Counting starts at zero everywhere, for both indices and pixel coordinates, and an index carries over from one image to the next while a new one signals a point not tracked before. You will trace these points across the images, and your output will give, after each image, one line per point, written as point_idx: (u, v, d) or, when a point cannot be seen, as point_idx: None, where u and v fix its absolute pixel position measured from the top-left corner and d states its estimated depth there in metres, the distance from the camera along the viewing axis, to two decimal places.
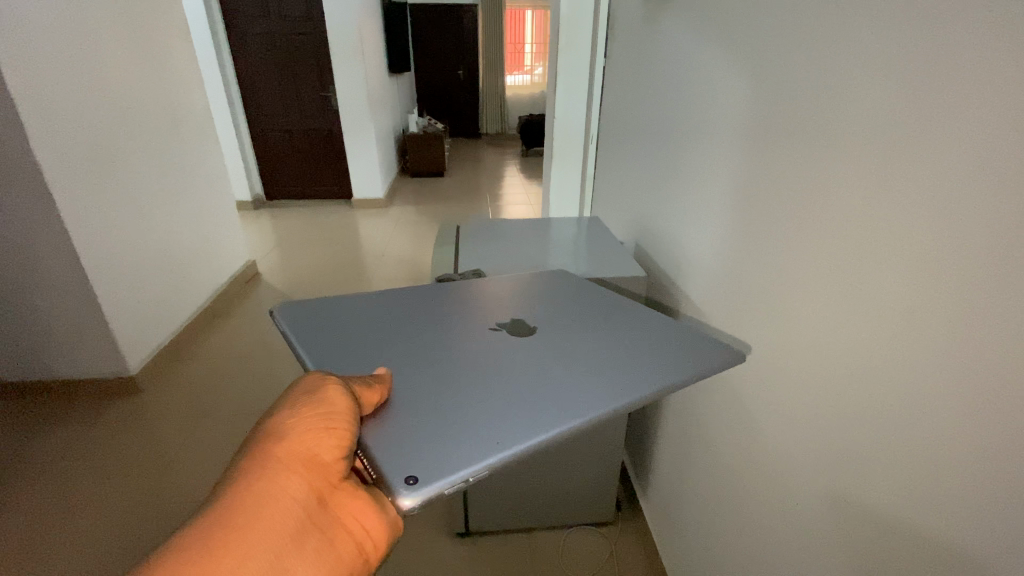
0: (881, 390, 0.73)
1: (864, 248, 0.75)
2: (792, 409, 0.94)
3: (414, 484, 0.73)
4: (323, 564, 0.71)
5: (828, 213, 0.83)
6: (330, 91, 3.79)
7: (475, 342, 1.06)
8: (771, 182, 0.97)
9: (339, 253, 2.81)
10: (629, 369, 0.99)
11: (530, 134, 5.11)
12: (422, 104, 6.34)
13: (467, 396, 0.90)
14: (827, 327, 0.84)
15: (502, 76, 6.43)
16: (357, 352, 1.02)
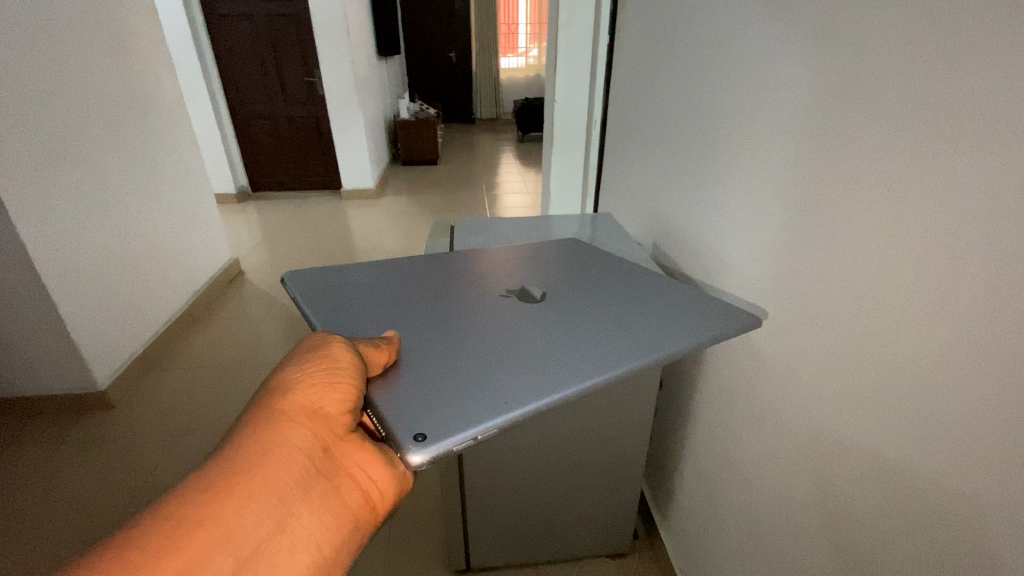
0: (895, 342, 0.69)
1: (873, 192, 0.70)
2: (803, 380, 0.89)
3: (423, 440, 0.68)
4: (329, 510, 0.72)
5: (833, 162, 0.77)
6: (315, 75, 3.63)
7: (478, 308, 1.00)
8: (773, 138, 0.91)
9: (329, 244, 2.71)
10: (645, 331, 0.92)
11: (527, 119, 4.96)
12: (414, 89, 6.19)
13: (472, 362, 0.84)
14: (835, 280, 0.78)
15: (496, 58, 6.21)
16: (362, 315, 0.96)
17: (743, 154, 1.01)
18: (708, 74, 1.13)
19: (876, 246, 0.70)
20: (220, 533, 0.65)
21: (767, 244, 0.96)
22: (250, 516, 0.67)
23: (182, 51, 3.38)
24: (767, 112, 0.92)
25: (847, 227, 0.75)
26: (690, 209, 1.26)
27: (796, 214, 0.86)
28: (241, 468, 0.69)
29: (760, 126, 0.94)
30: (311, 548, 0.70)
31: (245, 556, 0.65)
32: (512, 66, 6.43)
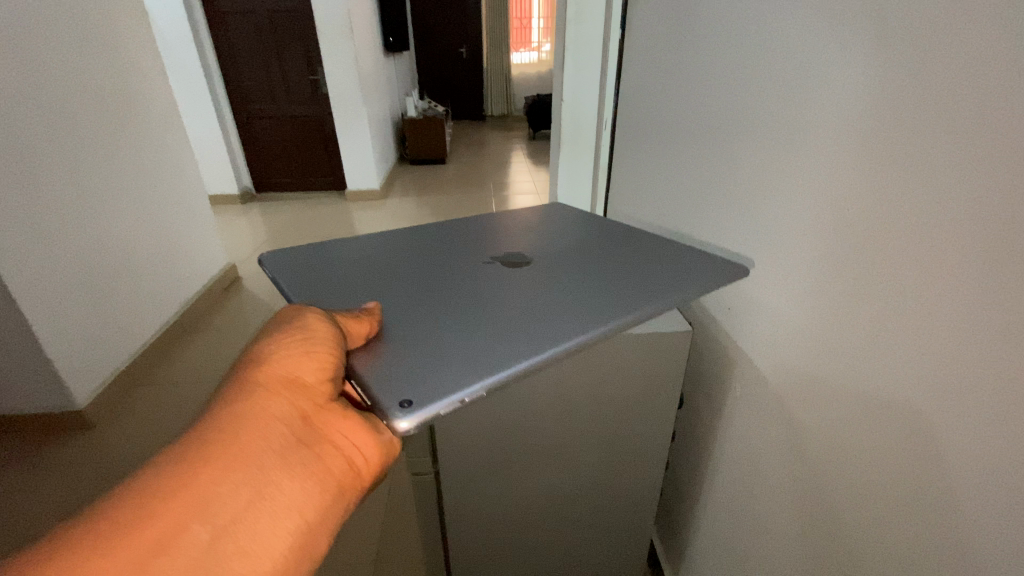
0: (922, 319, 0.54)
1: (895, 129, 0.56)
2: (812, 378, 0.74)
3: (413, 405, 0.56)
4: (312, 483, 0.58)
5: (843, 108, 0.63)
6: (319, 73, 3.57)
7: (484, 267, 0.85)
8: (768, 97, 0.76)
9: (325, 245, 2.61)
10: (654, 288, 0.79)
11: (537, 116, 4.84)
12: (423, 85, 6.10)
13: (461, 320, 0.71)
14: (849, 246, 0.64)
15: (507, 54, 6.09)
16: (338, 279, 0.83)
17: (736, 135, 0.85)
18: (679, 50, 1.00)
19: (898, 195, 0.56)
20: (184, 515, 0.52)
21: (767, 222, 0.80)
22: (217, 494, 0.54)
23: (178, 47, 3.20)
24: (760, 75, 0.78)
25: (863, 177, 0.61)
26: (668, 204, 1.12)
27: (799, 178, 0.72)
28: (209, 440, 0.57)
29: (753, 93, 0.80)
30: (294, 529, 0.56)
31: (214, 540, 0.53)
32: (524, 62, 6.30)
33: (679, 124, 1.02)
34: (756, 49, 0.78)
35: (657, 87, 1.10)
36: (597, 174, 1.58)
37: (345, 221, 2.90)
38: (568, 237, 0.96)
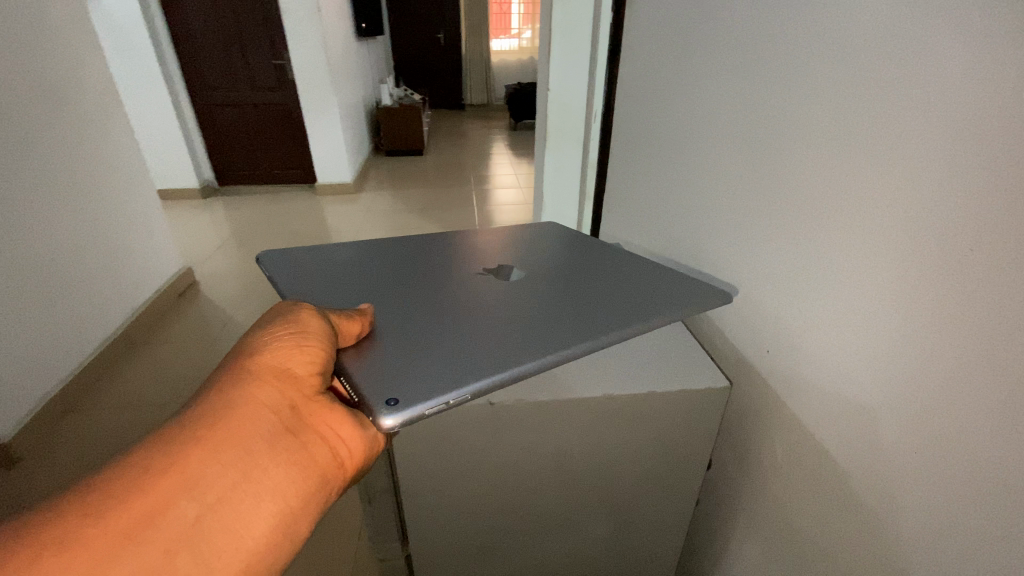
0: (895, 345, 0.43)
1: (862, 103, 0.44)
2: (779, 422, 0.61)
3: (402, 401, 0.46)
4: (299, 470, 0.47)
5: (800, 89, 0.51)
6: (285, 57, 2.87)
7: (463, 276, 0.71)
8: (730, 96, 0.62)
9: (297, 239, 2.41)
10: (671, 292, 0.67)
11: (519, 105, 4.69)
12: (399, 71, 5.87)
13: (455, 319, 0.60)
14: (819, 253, 0.51)
15: (487, 41, 5.91)
16: (324, 272, 0.71)
17: (690, 138, 0.72)
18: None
19: (858, 184, 0.45)
20: (168, 491, 0.42)
21: (720, 242, 0.68)
22: (207, 472, 0.44)
23: (123, 27, 2.56)
24: (707, 75, 0.66)
25: (816, 171, 0.50)
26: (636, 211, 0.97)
27: (757, 186, 0.59)
28: (198, 416, 0.46)
29: (709, 90, 0.66)
30: (276, 519, 0.45)
31: (200, 520, 0.42)
32: (505, 49, 6.13)
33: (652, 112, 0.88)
34: (712, 32, 0.64)
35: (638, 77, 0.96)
36: (586, 171, 1.48)
37: (317, 217, 2.70)
38: (546, 249, 0.82)
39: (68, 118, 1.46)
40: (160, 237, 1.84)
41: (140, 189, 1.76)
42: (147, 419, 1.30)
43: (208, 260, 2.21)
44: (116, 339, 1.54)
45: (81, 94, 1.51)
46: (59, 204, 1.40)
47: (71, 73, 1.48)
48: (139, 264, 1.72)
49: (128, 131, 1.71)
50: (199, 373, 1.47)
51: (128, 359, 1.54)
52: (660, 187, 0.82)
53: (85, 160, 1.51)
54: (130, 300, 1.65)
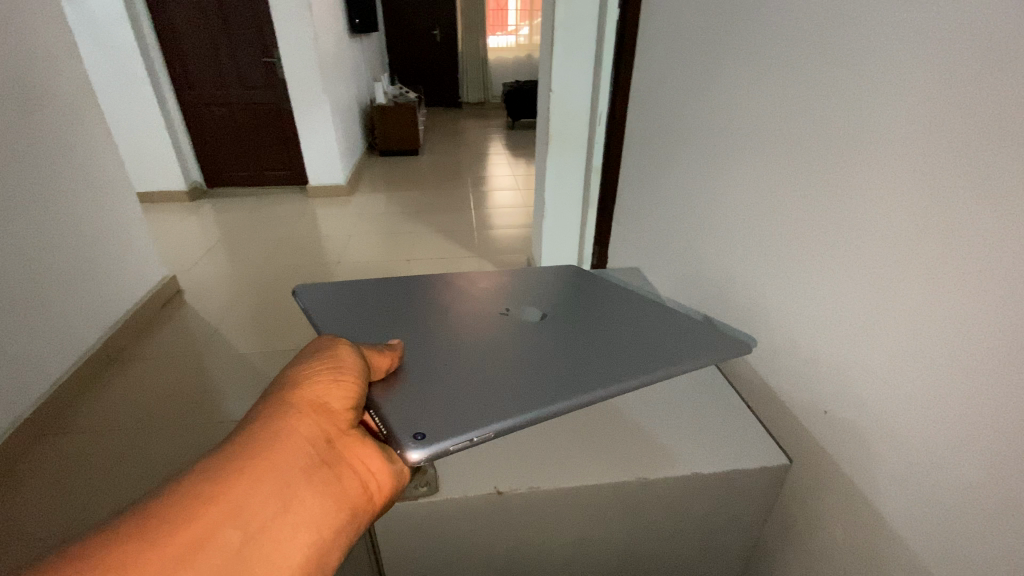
0: (963, 399, 0.40)
1: (939, 134, 0.40)
2: (817, 471, 0.57)
3: (429, 435, 0.44)
4: (333, 502, 0.44)
5: (868, 115, 0.47)
6: (275, 54, 2.79)
7: (471, 305, 0.66)
8: (784, 114, 0.58)
9: (288, 244, 2.33)
10: (683, 325, 0.64)
11: (517, 104, 4.61)
12: (394, 68, 5.78)
13: (475, 349, 0.57)
14: (875, 292, 0.47)
15: (484, 38, 5.81)
16: (342, 295, 0.66)
17: (738, 157, 0.67)
18: (684, 37, 0.79)
19: (927, 221, 0.42)
20: (209, 520, 0.38)
21: (765, 274, 0.63)
22: (247, 502, 0.40)
23: (104, 23, 2.46)
24: (767, 83, 0.60)
25: (878, 204, 0.46)
26: (660, 228, 0.91)
27: (809, 215, 0.55)
28: (237, 443, 0.43)
29: (766, 105, 0.61)
30: (310, 553, 0.42)
31: (242, 550, 0.39)
32: (501, 45, 6.04)
33: (677, 127, 0.82)
34: (772, 50, 0.59)
35: (658, 83, 0.90)
36: (590, 176, 1.42)
37: (308, 221, 2.62)
38: (551, 276, 0.78)
39: (42, 121, 1.37)
40: (145, 245, 1.76)
41: (123, 195, 1.68)
42: (133, 453, 1.21)
43: (195, 266, 2.13)
44: (94, 355, 1.46)
45: (56, 95, 1.43)
46: (34, 214, 1.32)
47: (46, 73, 1.40)
48: (122, 275, 1.64)
49: (108, 134, 1.63)
50: (188, 395, 1.39)
51: (110, 380, 1.45)
52: (701, 206, 0.77)
53: (62, 166, 1.43)
54: (113, 312, 1.58)
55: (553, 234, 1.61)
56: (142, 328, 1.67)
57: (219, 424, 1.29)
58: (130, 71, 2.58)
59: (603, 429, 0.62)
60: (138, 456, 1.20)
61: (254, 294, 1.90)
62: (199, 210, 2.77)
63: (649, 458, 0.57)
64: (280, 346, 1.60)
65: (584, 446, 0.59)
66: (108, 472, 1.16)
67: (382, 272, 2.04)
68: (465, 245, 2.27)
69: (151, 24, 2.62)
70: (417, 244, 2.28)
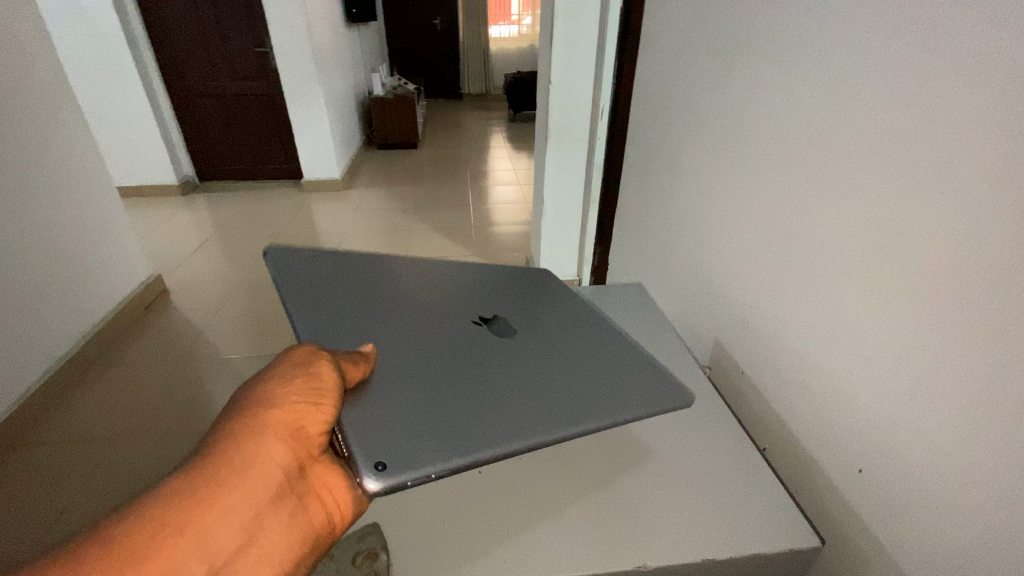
0: (1000, 453, 0.34)
1: (989, 138, 0.33)
2: (818, 516, 0.50)
3: (391, 466, 0.38)
4: (298, 535, 0.38)
5: (899, 117, 0.40)
6: (269, 44, 2.72)
7: (455, 308, 0.58)
8: (799, 115, 0.50)
9: (281, 241, 2.28)
10: (674, 354, 0.58)
11: (518, 96, 4.52)
12: (393, 59, 5.69)
13: (455, 362, 0.49)
14: (901, 316, 0.40)
15: (485, 28, 5.71)
16: (318, 279, 0.58)
17: (742, 161, 0.60)
18: (690, 28, 0.72)
19: (974, 239, 0.34)
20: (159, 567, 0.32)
21: (764, 290, 0.56)
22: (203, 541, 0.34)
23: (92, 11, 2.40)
24: (780, 76, 0.53)
25: (908, 216, 0.39)
26: (660, 234, 0.85)
27: (822, 227, 0.48)
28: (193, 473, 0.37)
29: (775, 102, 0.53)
30: None
31: None
32: (504, 35, 5.93)
33: (679, 125, 0.75)
34: (786, 39, 0.52)
35: (663, 77, 0.83)
36: (593, 174, 1.36)
37: (302, 217, 2.55)
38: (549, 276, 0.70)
39: (10, 115, 1.31)
40: (129, 243, 1.71)
41: (103, 192, 1.62)
42: (107, 466, 1.16)
43: (184, 263, 2.07)
44: (73, 360, 1.42)
45: (28, 88, 1.36)
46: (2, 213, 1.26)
47: (16, 64, 1.34)
48: (102, 274, 1.59)
49: (87, 128, 1.57)
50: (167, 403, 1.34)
51: (89, 386, 1.40)
52: (698, 213, 0.70)
53: (34, 161, 1.37)
54: (91, 314, 1.52)
55: (552, 234, 1.55)
56: (124, 331, 1.62)
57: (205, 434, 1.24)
58: (118, 60, 2.51)
59: (584, 475, 0.47)
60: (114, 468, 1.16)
61: (244, 294, 1.85)
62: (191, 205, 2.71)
63: (651, 537, 0.42)
64: (266, 350, 1.54)
65: (562, 505, 0.45)
66: (78, 489, 1.11)
67: None
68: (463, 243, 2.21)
69: (140, 12, 2.55)
70: (414, 242, 2.22)
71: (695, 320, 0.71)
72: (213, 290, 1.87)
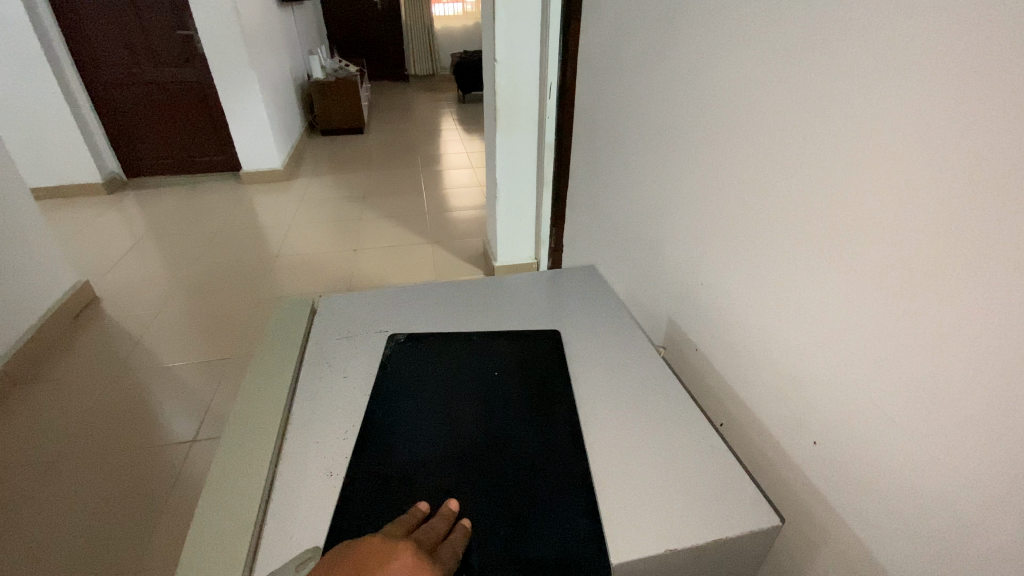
0: (943, 415, 0.33)
1: (923, 99, 0.32)
2: (769, 486, 0.50)
3: (295, 440, 0.40)
4: None
5: (832, 82, 0.39)
6: (193, 26, 2.53)
7: (524, 325, 0.53)
8: (740, 82, 0.49)
9: (222, 237, 2.16)
10: (623, 335, 0.52)
11: (467, 76, 4.41)
12: (333, 41, 5.46)
13: (433, 379, 0.45)
14: (828, 290, 0.41)
15: (428, 6, 5.50)
16: (597, 372, 0.47)
17: (687, 136, 0.58)
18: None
19: (890, 209, 0.35)
20: None
21: (712, 268, 0.55)
22: None
23: None
24: (723, 44, 0.51)
25: (832, 188, 0.39)
26: (609, 213, 0.83)
27: (764, 205, 0.47)
28: None
29: (716, 71, 0.52)
30: None
31: None
32: (449, 13, 5.72)
33: (624, 104, 0.74)
34: (725, 5, 0.50)
35: (605, 51, 0.81)
36: (544, 154, 1.33)
37: (243, 210, 2.42)
38: (581, 280, 0.61)
39: None
40: (46, 249, 1.56)
41: (12, 194, 1.47)
42: (34, 499, 1.07)
43: (116, 267, 1.93)
44: None
45: None
46: None
47: None
48: (18, 287, 1.45)
49: None
50: (104, 420, 1.25)
51: (9, 411, 1.28)
52: (649, 189, 0.68)
53: None
54: (8, 330, 1.39)
55: (508, 218, 1.52)
56: (49, 346, 1.49)
57: (154, 449, 1.17)
58: (19, 47, 2.27)
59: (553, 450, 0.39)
60: (43, 502, 1.06)
61: (184, 296, 1.75)
62: (119, 204, 2.51)
63: (628, 522, 0.34)
64: (214, 354, 1.47)
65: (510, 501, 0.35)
66: (9, 523, 1.02)
67: (329, 265, 1.90)
68: (417, 231, 2.15)
69: None
70: (366, 230, 2.15)
71: (652, 300, 0.69)
72: (151, 294, 1.76)
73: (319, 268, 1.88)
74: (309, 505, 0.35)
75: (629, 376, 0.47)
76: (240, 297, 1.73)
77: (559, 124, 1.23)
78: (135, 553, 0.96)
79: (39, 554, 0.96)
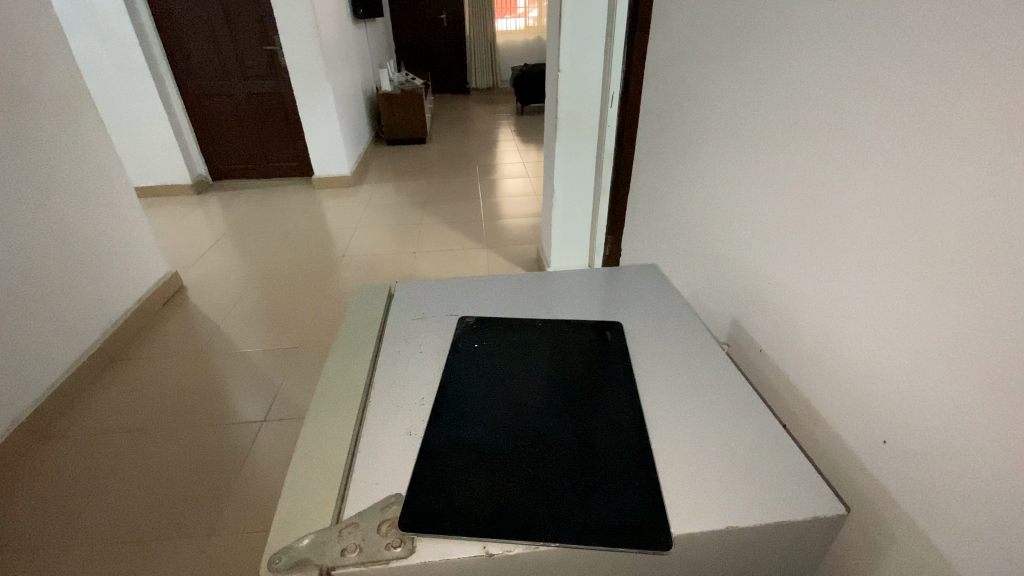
0: (1008, 413, 0.32)
1: (986, 95, 0.32)
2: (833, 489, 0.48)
3: (373, 403, 0.43)
4: None
5: (897, 78, 0.38)
6: (277, 43, 2.74)
7: (584, 314, 0.54)
8: (801, 84, 0.49)
9: (292, 236, 2.31)
10: (686, 327, 0.52)
11: (527, 88, 4.48)
12: (401, 57, 5.72)
13: (500, 357, 0.47)
14: (891, 288, 0.40)
15: (491, 22, 5.63)
16: (657, 359, 0.48)
17: (750, 140, 0.58)
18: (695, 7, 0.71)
19: (950, 204, 0.35)
20: None
21: (775, 269, 0.55)
22: None
23: (104, 15, 2.43)
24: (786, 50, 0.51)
25: (892, 185, 0.39)
26: (671, 215, 0.83)
27: (824, 204, 0.47)
28: None
29: (780, 75, 0.52)
30: None
31: None
32: (511, 29, 5.83)
33: (688, 110, 0.75)
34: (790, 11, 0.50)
35: (667, 58, 0.81)
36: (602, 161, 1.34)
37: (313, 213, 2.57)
38: (642, 276, 0.62)
39: (17, 112, 1.31)
40: (143, 241, 1.73)
41: (118, 191, 1.64)
42: (124, 464, 1.18)
43: (200, 260, 2.11)
44: (92, 356, 1.45)
45: (37, 87, 1.37)
46: (14, 210, 1.27)
47: (38, 78, 1.38)
48: (119, 272, 1.61)
49: (102, 131, 1.59)
50: (183, 399, 1.36)
51: (104, 385, 1.42)
52: (711, 192, 0.68)
53: (47, 159, 1.38)
54: (109, 311, 1.55)
55: (564, 224, 1.55)
56: (138, 330, 1.64)
57: (227, 427, 1.26)
58: (128, 62, 2.54)
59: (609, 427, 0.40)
60: (131, 467, 1.17)
61: (256, 288, 1.88)
62: (203, 204, 2.74)
63: (687, 497, 0.35)
64: (283, 344, 1.56)
65: None
66: (102, 484, 1.13)
67: (390, 265, 1.99)
68: (472, 236, 2.20)
69: (150, 15, 2.58)
70: (425, 235, 2.23)
71: (716, 300, 0.68)
72: (228, 286, 1.91)
73: (378, 268, 1.97)
74: (379, 459, 0.38)
75: (691, 366, 0.47)
76: (307, 292, 1.84)
77: (619, 131, 1.24)
78: (207, 522, 1.04)
79: (126, 513, 1.06)
